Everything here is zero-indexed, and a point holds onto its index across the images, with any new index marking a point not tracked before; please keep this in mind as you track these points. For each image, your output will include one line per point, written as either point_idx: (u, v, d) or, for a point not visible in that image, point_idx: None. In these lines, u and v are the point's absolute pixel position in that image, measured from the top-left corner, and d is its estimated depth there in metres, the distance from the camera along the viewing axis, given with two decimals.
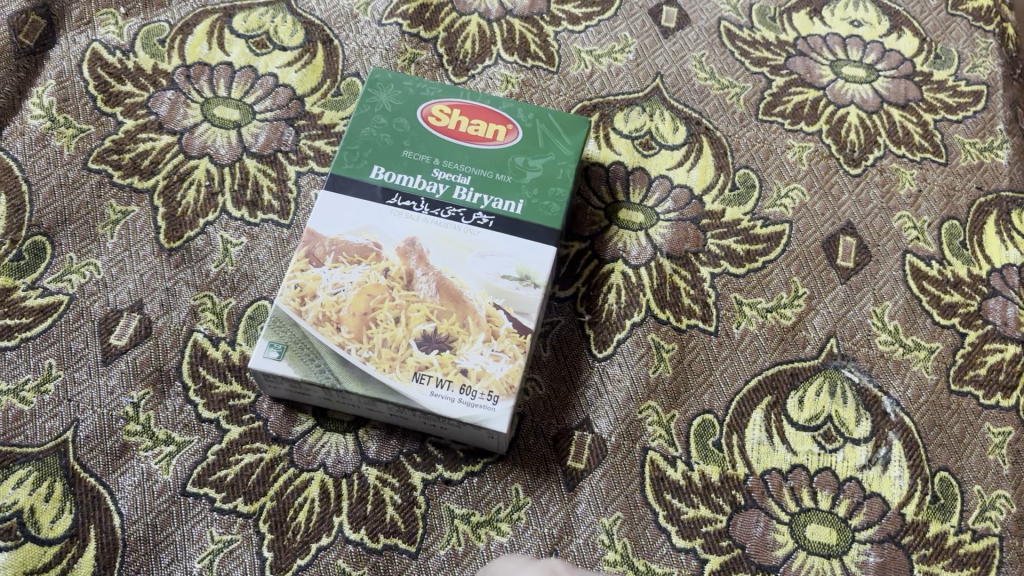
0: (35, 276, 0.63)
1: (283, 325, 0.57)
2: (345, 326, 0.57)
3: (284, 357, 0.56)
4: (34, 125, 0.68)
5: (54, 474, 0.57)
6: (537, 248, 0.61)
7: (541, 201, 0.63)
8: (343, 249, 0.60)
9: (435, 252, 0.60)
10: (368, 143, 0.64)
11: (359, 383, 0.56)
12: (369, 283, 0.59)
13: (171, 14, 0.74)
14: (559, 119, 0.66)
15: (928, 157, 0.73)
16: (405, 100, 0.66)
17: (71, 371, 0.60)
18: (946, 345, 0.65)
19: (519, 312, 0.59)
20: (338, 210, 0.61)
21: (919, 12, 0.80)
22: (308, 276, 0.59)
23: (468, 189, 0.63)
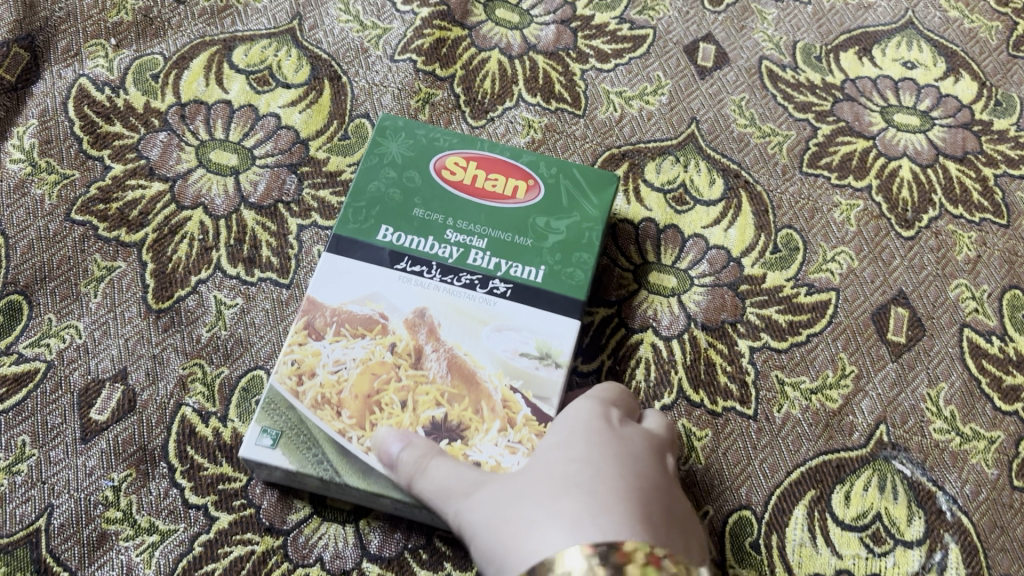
0: (10, 340, 0.58)
1: (276, 409, 0.50)
2: (346, 411, 0.50)
3: (278, 446, 0.49)
4: (14, 169, 0.62)
5: (24, 568, 0.52)
6: (560, 322, 0.54)
7: (564, 267, 0.56)
8: (346, 320, 0.53)
9: (447, 325, 0.54)
10: (375, 199, 0.57)
11: (361, 477, 0.49)
12: (374, 360, 0.52)
13: (167, 46, 0.68)
14: (584, 175, 0.60)
15: (988, 218, 0.66)
16: (418, 153, 0.60)
17: (46, 450, 0.55)
18: (1007, 434, 0.59)
19: (539, 397, 0.52)
20: (341, 275, 0.54)
21: (978, 52, 0.74)
22: (307, 351, 0.52)
23: (484, 253, 0.56)
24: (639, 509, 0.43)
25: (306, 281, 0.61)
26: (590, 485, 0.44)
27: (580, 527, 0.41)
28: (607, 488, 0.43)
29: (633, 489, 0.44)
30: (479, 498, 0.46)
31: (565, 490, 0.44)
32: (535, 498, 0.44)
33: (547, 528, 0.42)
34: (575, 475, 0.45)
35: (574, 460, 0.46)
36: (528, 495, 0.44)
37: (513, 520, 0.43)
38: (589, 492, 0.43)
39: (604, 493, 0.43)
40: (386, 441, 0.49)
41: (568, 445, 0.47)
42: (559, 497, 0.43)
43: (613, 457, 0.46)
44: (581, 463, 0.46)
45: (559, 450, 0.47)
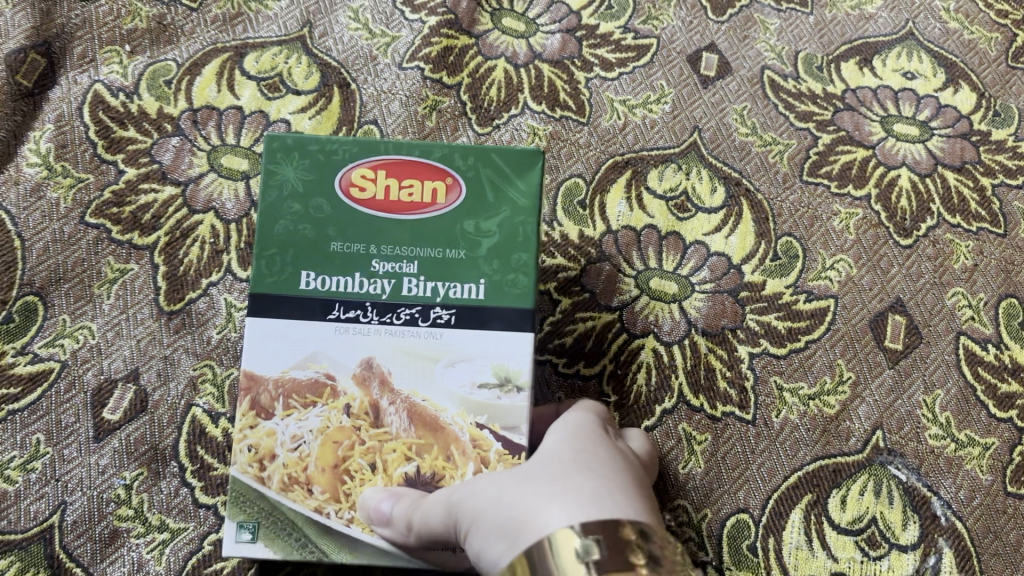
0: (25, 340, 0.59)
1: (247, 501, 0.49)
2: (317, 487, 0.49)
3: (259, 538, 0.48)
4: (29, 173, 0.64)
5: (39, 564, 0.53)
6: (512, 340, 0.50)
7: (505, 274, 0.51)
8: (291, 390, 0.49)
9: (397, 371, 0.50)
10: (292, 247, 0.50)
11: (349, 551, 0.49)
12: (332, 427, 0.49)
13: (180, 52, 0.69)
14: (504, 158, 0.51)
15: (986, 228, 0.67)
16: (321, 164, 0.51)
17: (59, 448, 0.56)
18: (1002, 441, 0.60)
19: (507, 428, 0.50)
20: (274, 341, 0.50)
21: (978, 63, 0.75)
22: (261, 433, 0.49)
23: (419, 279, 0.51)
24: (648, 503, 0.44)
25: None
26: (602, 473, 0.45)
27: (596, 504, 0.42)
28: (616, 480, 0.45)
29: (639, 487, 0.46)
30: (480, 486, 0.46)
31: (573, 474, 0.44)
32: (542, 482, 0.44)
33: (560, 503, 0.42)
34: (585, 463, 0.46)
35: (577, 452, 0.47)
36: (540, 475, 0.45)
37: (521, 502, 0.43)
38: (602, 478, 0.44)
39: (614, 481, 0.44)
40: (376, 507, 0.48)
41: (567, 444, 0.48)
42: (569, 480, 0.44)
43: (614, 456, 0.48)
44: (586, 456, 0.46)
45: (561, 445, 0.48)
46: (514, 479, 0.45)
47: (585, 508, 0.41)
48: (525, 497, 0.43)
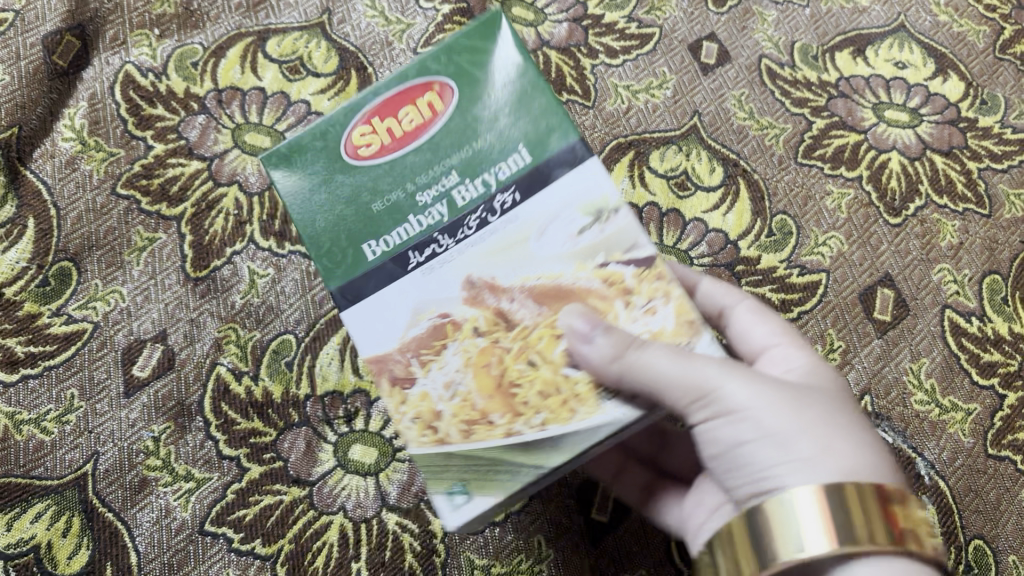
0: (60, 302, 0.63)
1: (440, 463, 0.41)
2: (494, 413, 0.40)
3: (471, 493, 0.40)
4: (64, 148, 0.68)
5: (73, 508, 0.57)
6: (583, 178, 0.41)
7: (542, 126, 0.41)
8: (418, 347, 0.41)
9: (498, 272, 0.41)
10: (334, 228, 0.41)
11: (565, 451, 0.39)
12: (474, 354, 0.41)
13: (206, 36, 0.73)
14: (468, 30, 0.42)
15: (971, 209, 0.71)
16: (316, 137, 0.41)
17: (92, 402, 0.60)
18: (984, 407, 0.63)
19: (627, 248, 0.41)
20: (377, 324, 0.41)
21: (966, 54, 0.78)
22: (416, 400, 0.41)
23: (462, 182, 0.41)
24: None
25: None
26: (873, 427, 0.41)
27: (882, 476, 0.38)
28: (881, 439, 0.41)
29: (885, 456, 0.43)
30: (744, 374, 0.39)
31: (850, 419, 0.40)
32: (822, 414, 0.39)
33: (850, 458, 0.38)
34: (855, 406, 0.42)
35: (834, 390, 0.42)
36: (821, 401, 0.40)
37: (801, 425, 0.38)
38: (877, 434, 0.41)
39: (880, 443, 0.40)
40: (574, 329, 0.39)
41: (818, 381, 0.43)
42: (848, 427, 0.39)
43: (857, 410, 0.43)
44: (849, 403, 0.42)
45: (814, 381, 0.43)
46: (790, 393, 0.39)
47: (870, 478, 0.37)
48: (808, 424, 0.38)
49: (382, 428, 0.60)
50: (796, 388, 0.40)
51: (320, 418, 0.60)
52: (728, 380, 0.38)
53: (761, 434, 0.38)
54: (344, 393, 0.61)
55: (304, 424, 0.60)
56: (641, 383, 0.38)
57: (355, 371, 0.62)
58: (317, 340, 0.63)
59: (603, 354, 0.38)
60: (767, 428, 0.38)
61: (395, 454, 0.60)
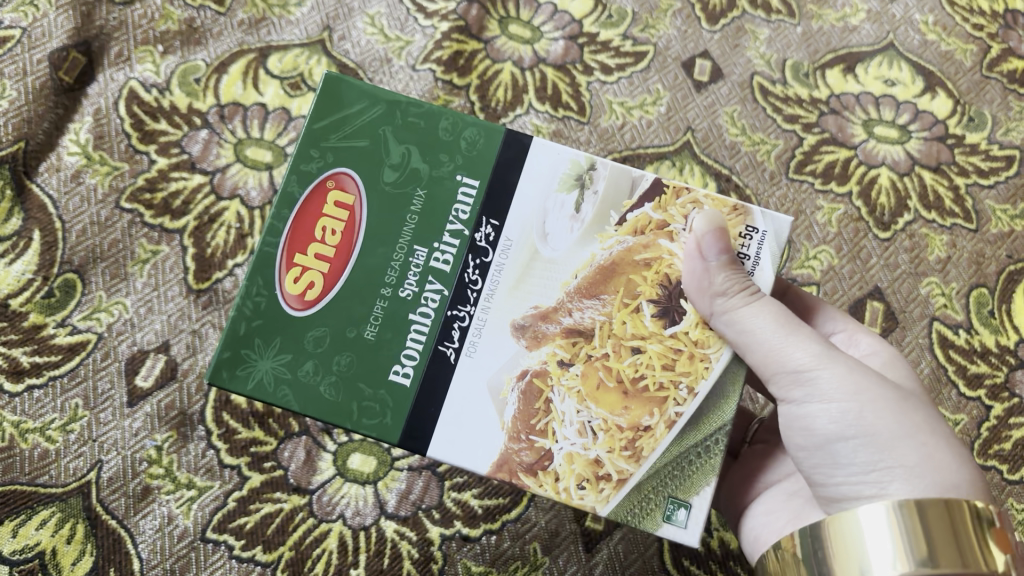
0: (65, 313, 0.64)
1: (646, 499, 0.43)
2: (643, 415, 0.43)
3: (687, 499, 0.43)
4: (70, 162, 0.69)
5: (77, 515, 0.58)
6: (530, 172, 0.45)
7: (461, 148, 0.45)
8: (522, 417, 0.43)
9: (536, 298, 0.44)
10: (342, 383, 0.42)
11: (718, 412, 0.43)
12: (580, 385, 0.43)
13: (208, 52, 0.74)
14: (317, 114, 0.44)
15: (959, 224, 0.72)
16: (263, 330, 0.43)
17: (96, 411, 0.61)
18: (971, 418, 0.65)
19: (629, 194, 0.45)
20: (458, 433, 0.43)
21: (954, 72, 0.80)
22: (566, 465, 0.42)
23: (430, 249, 0.44)
24: None
25: None
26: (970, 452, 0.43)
27: (972, 491, 0.40)
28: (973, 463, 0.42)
29: None
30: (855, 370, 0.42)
31: (950, 433, 0.42)
32: (925, 420, 0.41)
33: (946, 470, 0.40)
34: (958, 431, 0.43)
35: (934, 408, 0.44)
36: (926, 411, 0.42)
37: (903, 426, 0.40)
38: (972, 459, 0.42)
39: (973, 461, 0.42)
40: (705, 244, 0.43)
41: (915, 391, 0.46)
42: (951, 441, 0.41)
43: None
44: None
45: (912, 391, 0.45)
46: (898, 395, 0.42)
47: (960, 494, 0.39)
48: (914, 427, 0.40)
49: None
50: (903, 391, 0.42)
51: (320, 427, 0.61)
52: (832, 367, 0.41)
53: (862, 431, 0.40)
54: None
55: (305, 433, 0.61)
56: (738, 326, 0.42)
57: None
58: None
59: (711, 283, 0.42)
60: (868, 426, 0.40)
61: (394, 463, 0.60)
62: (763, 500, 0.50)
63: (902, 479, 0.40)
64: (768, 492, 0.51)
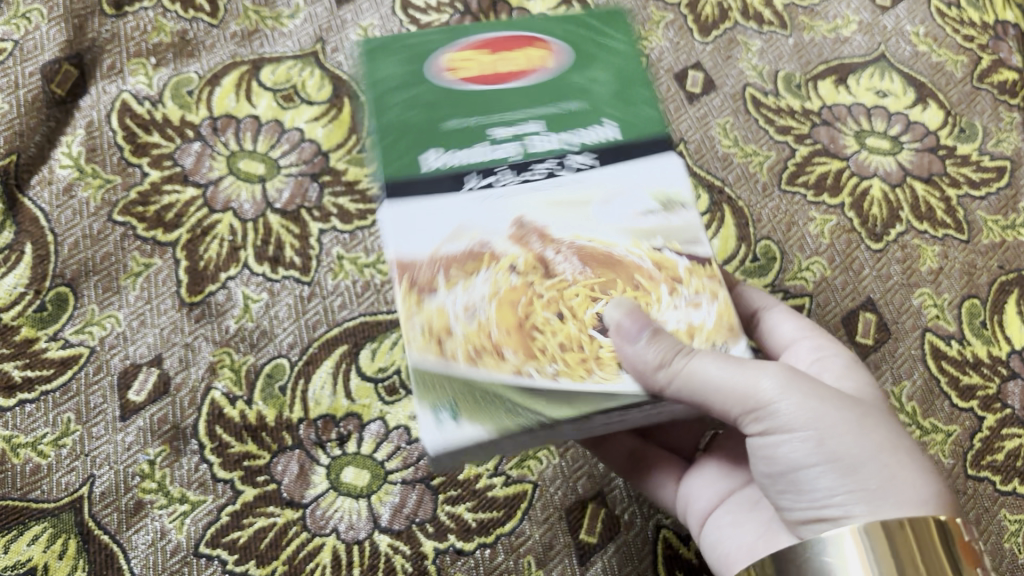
0: (57, 327, 0.64)
1: (436, 383, 0.41)
2: (506, 350, 0.41)
3: (460, 419, 0.40)
4: (62, 174, 0.69)
5: (69, 531, 0.58)
6: (658, 166, 0.48)
7: (628, 113, 0.50)
8: (448, 263, 0.44)
9: (553, 223, 0.45)
10: (398, 129, 0.48)
11: (565, 401, 0.40)
12: (504, 289, 0.43)
13: (201, 65, 0.75)
14: (594, 19, 0.54)
15: (950, 234, 0.72)
16: (414, 50, 0.52)
17: (88, 426, 0.61)
18: (964, 428, 0.64)
19: (688, 243, 0.45)
20: (413, 220, 0.45)
21: (945, 83, 0.80)
22: (431, 311, 0.43)
23: (546, 134, 0.48)
24: None
25: (326, 279, 0.67)
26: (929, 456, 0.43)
27: (938, 507, 0.41)
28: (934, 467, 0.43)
29: None
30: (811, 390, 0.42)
31: (911, 442, 0.42)
32: (886, 437, 0.42)
33: (912, 487, 0.41)
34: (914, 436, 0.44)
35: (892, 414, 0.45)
36: (884, 424, 0.42)
37: (867, 447, 0.41)
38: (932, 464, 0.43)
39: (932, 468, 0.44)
40: (623, 326, 0.41)
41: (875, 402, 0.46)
42: (913, 453, 0.42)
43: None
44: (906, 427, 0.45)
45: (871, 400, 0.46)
46: (857, 412, 0.42)
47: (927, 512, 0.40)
48: (878, 448, 0.41)
49: (374, 451, 0.61)
50: (860, 404, 0.42)
51: (313, 441, 0.61)
52: (792, 396, 0.41)
53: (825, 459, 0.41)
54: (337, 416, 0.62)
55: (298, 447, 0.61)
56: (690, 391, 0.40)
57: (348, 396, 0.63)
58: (311, 364, 0.64)
59: (648, 361, 0.40)
60: (831, 452, 0.41)
61: (387, 476, 0.60)
62: (723, 508, 0.50)
63: (867, 502, 0.40)
64: (726, 500, 0.51)
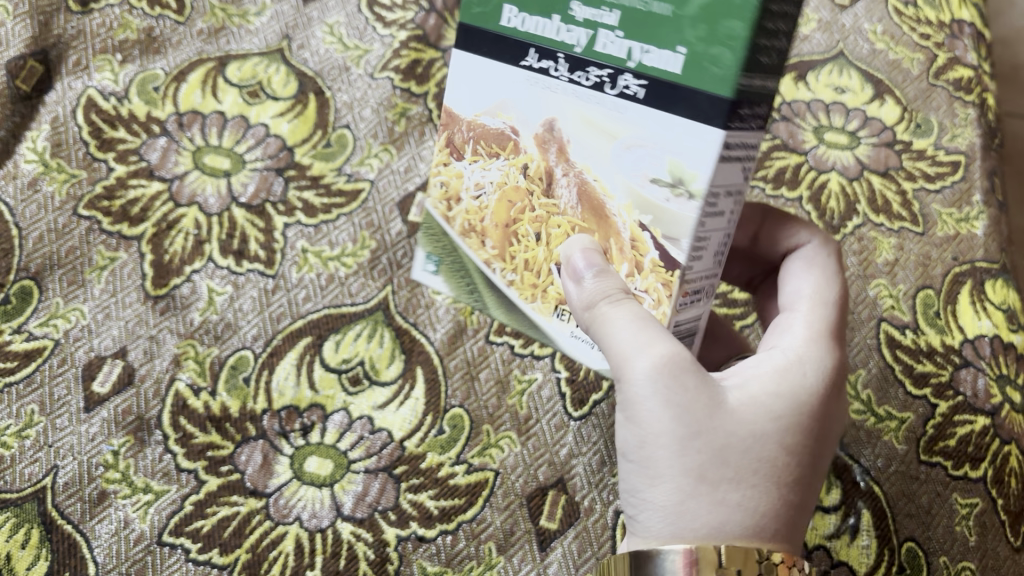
0: (21, 320, 0.64)
1: (436, 237, 0.55)
2: (489, 239, 0.52)
3: (439, 274, 0.57)
4: (27, 169, 0.70)
5: (32, 521, 0.58)
6: (697, 132, 0.40)
7: (706, 46, 0.38)
8: (480, 136, 0.49)
9: (577, 138, 0.44)
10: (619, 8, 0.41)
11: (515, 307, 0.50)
12: (508, 185, 0.49)
13: (167, 61, 0.76)
14: None
15: (906, 227, 0.74)
16: None
17: (52, 417, 0.61)
18: (917, 415, 0.66)
19: (668, 238, 0.43)
20: (474, 76, 0.47)
21: (901, 80, 0.82)
22: (451, 172, 0.52)
23: (618, 34, 0.41)
24: (791, 515, 0.42)
25: (290, 272, 0.68)
26: (768, 474, 0.42)
27: (720, 527, 0.41)
28: (761, 486, 0.42)
29: (794, 484, 0.42)
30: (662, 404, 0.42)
31: (739, 463, 0.41)
32: (705, 465, 0.41)
33: (697, 508, 0.41)
34: (765, 454, 0.42)
35: (773, 415, 0.42)
36: (711, 443, 0.41)
37: (664, 468, 0.42)
38: (760, 484, 0.42)
39: (776, 489, 0.42)
40: (574, 261, 0.45)
41: (790, 406, 0.43)
42: (729, 481, 0.41)
43: (817, 433, 0.43)
44: (781, 442, 0.42)
45: (787, 396, 0.43)
46: (691, 434, 0.41)
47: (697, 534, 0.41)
48: (670, 467, 0.42)
49: (338, 441, 0.62)
50: (708, 420, 0.41)
51: (277, 431, 0.62)
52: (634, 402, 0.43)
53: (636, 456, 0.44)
54: (301, 407, 0.63)
55: (262, 437, 0.62)
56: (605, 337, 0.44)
57: (311, 387, 0.64)
58: (275, 355, 0.64)
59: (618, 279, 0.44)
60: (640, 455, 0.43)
61: (351, 465, 0.61)
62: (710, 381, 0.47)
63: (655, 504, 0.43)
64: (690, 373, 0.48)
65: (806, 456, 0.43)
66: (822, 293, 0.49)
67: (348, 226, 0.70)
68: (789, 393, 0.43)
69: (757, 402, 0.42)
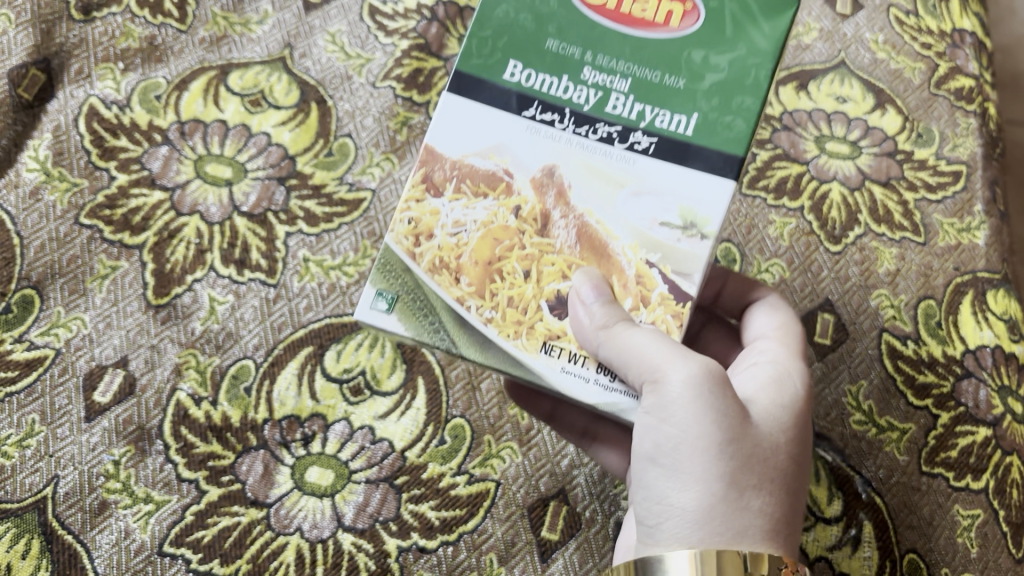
0: (22, 329, 0.64)
1: (394, 270, 0.45)
2: (464, 278, 0.45)
3: (394, 310, 0.44)
4: (29, 178, 0.70)
5: (33, 531, 0.58)
6: (710, 183, 0.44)
7: (719, 114, 0.44)
8: (466, 174, 0.45)
9: (578, 185, 0.44)
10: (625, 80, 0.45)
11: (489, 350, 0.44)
12: (496, 224, 0.45)
13: (169, 70, 0.76)
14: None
15: (908, 237, 0.74)
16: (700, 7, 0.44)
17: (52, 427, 0.61)
18: (919, 426, 0.66)
19: (678, 273, 0.44)
20: (462, 121, 0.45)
21: (903, 90, 0.82)
22: (425, 208, 0.45)
23: (629, 97, 0.45)
24: (793, 526, 0.44)
25: (292, 282, 0.68)
26: (782, 483, 0.43)
27: (746, 535, 0.41)
28: (775, 495, 0.43)
29: (796, 495, 0.44)
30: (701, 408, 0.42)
31: (761, 471, 0.42)
32: (738, 471, 0.42)
33: (725, 515, 0.41)
34: (779, 464, 0.43)
35: (782, 426, 0.44)
36: (741, 449, 0.42)
37: (699, 474, 0.42)
38: (774, 494, 0.43)
39: (785, 499, 0.43)
40: (581, 290, 0.43)
41: (795, 419, 0.44)
42: (754, 488, 0.42)
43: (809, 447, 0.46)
44: (790, 452, 0.44)
45: (792, 409, 0.45)
46: (727, 439, 0.42)
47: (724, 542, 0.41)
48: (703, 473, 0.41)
49: (339, 451, 0.62)
50: (740, 427, 0.42)
51: (278, 441, 0.62)
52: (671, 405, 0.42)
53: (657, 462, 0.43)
54: (302, 417, 0.63)
55: (263, 447, 0.61)
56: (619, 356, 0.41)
57: (312, 397, 0.64)
58: (276, 365, 0.64)
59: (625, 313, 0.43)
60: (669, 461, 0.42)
61: (352, 475, 0.61)
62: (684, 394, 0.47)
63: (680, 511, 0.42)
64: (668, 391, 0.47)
65: (803, 468, 0.45)
66: (787, 327, 0.52)
67: (350, 235, 0.70)
68: (791, 407, 0.45)
69: (770, 414, 0.44)
